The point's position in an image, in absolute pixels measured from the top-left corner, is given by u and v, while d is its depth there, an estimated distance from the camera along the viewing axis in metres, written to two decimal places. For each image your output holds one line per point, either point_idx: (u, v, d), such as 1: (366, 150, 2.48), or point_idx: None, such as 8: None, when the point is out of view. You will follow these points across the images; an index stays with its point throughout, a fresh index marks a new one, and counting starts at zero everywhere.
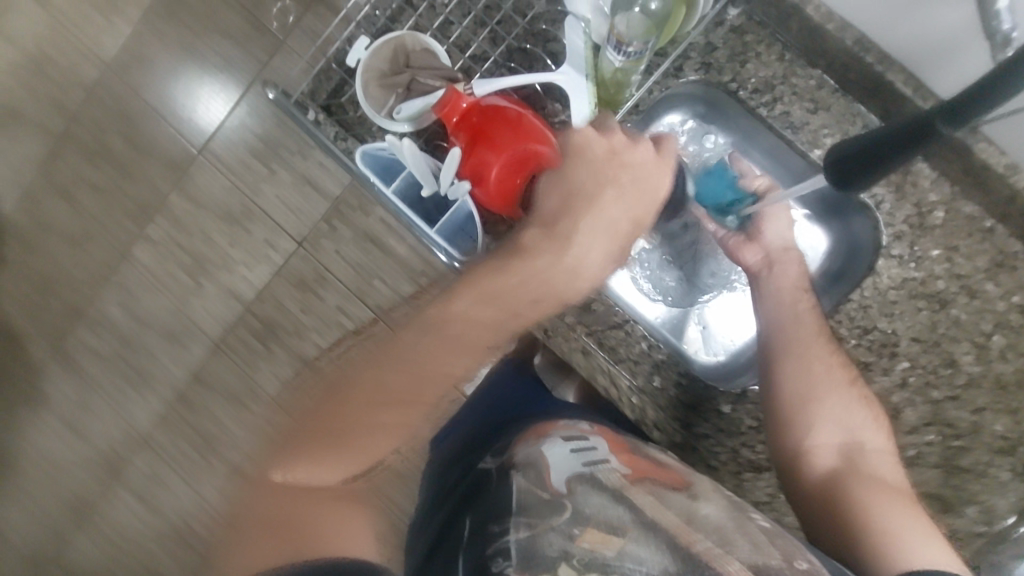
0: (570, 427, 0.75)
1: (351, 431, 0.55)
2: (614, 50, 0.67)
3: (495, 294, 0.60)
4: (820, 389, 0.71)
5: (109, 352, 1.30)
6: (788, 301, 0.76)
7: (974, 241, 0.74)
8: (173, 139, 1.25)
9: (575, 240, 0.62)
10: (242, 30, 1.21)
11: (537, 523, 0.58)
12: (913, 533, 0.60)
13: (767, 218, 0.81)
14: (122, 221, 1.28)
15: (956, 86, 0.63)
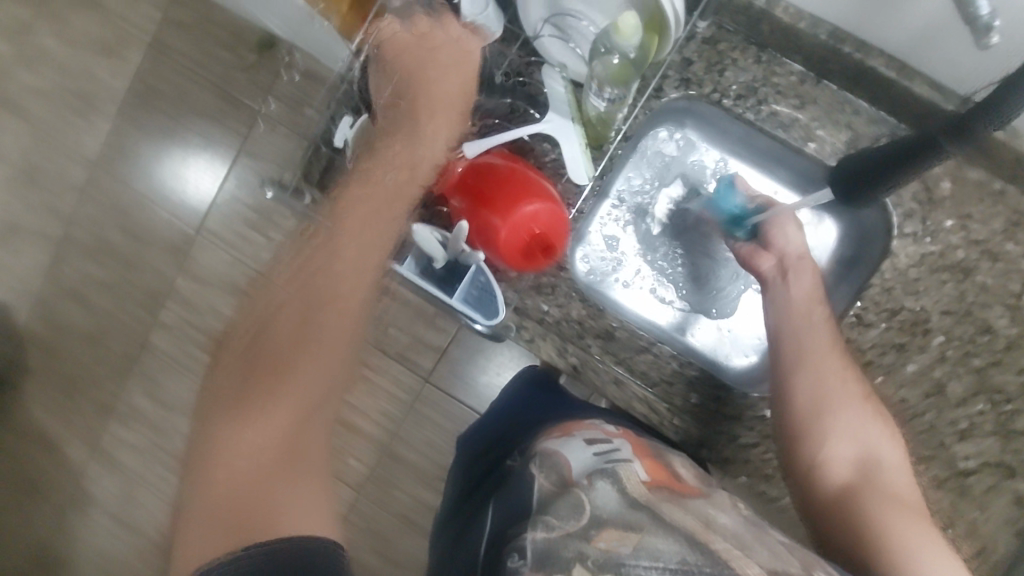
0: (595, 428, 0.77)
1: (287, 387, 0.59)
2: (596, 96, 0.69)
3: (378, 202, 0.72)
4: (833, 404, 0.71)
5: (142, 441, 1.32)
6: (802, 311, 0.73)
7: (987, 205, 0.74)
8: (170, 224, 1.27)
9: (423, 124, 0.76)
10: (217, 107, 1.23)
11: (557, 525, 0.55)
12: (931, 550, 0.61)
13: (781, 224, 0.76)
14: (134, 313, 1.30)
15: (938, 70, 0.68)
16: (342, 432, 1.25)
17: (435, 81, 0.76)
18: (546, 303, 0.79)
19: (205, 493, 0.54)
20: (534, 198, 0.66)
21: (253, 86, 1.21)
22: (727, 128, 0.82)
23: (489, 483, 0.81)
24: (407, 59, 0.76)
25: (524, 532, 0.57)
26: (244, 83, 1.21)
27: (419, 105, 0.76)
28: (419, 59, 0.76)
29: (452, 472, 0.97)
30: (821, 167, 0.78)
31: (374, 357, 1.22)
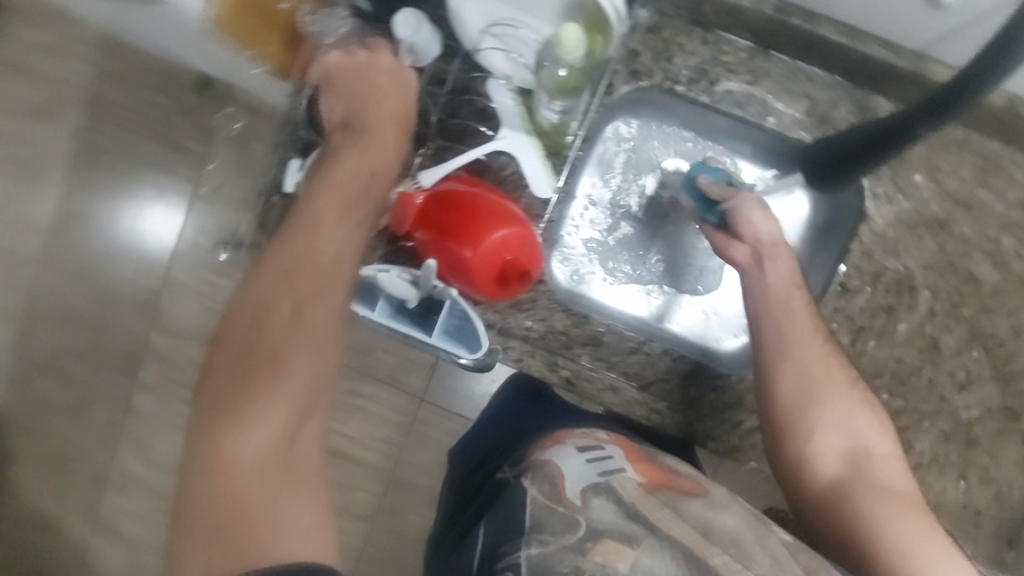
0: (587, 435, 0.69)
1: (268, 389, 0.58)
2: (548, 107, 0.68)
3: (334, 218, 0.66)
4: (820, 394, 0.68)
5: (142, 508, 1.26)
6: (781, 300, 0.70)
7: (953, 154, 0.74)
8: (133, 280, 1.21)
9: (374, 137, 0.71)
10: (164, 155, 1.18)
11: (549, 540, 0.51)
12: (932, 548, 0.57)
13: (748, 209, 0.72)
14: (110, 378, 1.24)
15: (888, 30, 0.67)
16: (344, 467, 1.21)
17: (381, 100, 0.73)
18: (528, 318, 0.78)
19: (201, 494, 0.54)
20: (504, 224, 0.64)
21: (199, 128, 1.16)
22: (683, 112, 0.80)
23: (482, 495, 0.76)
24: (349, 87, 0.74)
25: (517, 547, 0.53)
26: (188, 126, 1.16)
27: (364, 126, 0.72)
28: (359, 85, 0.73)
29: (447, 486, 0.93)
30: (785, 139, 0.76)
31: (366, 385, 1.18)
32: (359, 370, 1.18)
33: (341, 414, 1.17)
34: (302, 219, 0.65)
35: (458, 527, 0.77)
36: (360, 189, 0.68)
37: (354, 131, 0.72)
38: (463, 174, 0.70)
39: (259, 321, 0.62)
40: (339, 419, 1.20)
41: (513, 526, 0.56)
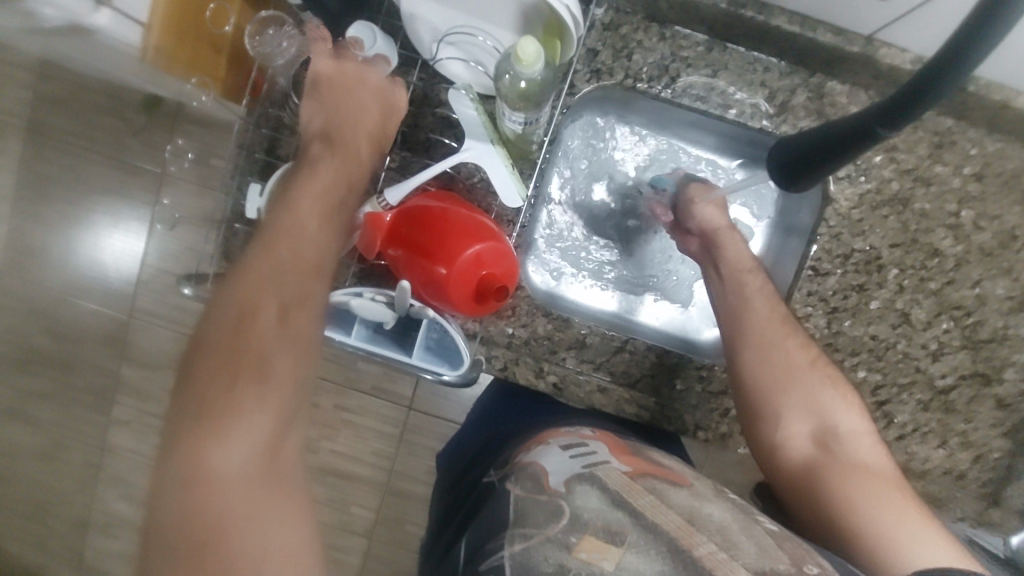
0: (571, 433, 0.69)
1: (237, 405, 0.50)
2: (510, 120, 0.64)
3: (302, 224, 0.58)
4: (782, 378, 0.68)
5: (133, 545, 1.25)
6: (733, 288, 0.72)
7: (909, 133, 0.75)
8: (98, 316, 1.17)
9: (353, 147, 0.65)
10: (117, 182, 1.13)
11: (533, 534, 0.52)
12: (905, 527, 0.56)
13: (698, 203, 0.76)
14: (83, 414, 1.21)
15: (838, 18, 0.67)
16: (339, 483, 1.22)
17: (355, 103, 0.66)
18: (510, 326, 0.78)
19: (170, 517, 0.46)
20: (476, 238, 0.63)
21: (150, 150, 1.11)
22: (646, 108, 0.81)
23: (467, 501, 0.73)
24: (323, 87, 0.66)
25: (500, 546, 0.53)
26: (139, 150, 1.11)
27: (339, 133, 0.65)
28: (333, 90, 0.66)
29: (434, 491, 0.91)
30: (747, 128, 0.77)
31: (353, 399, 1.17)
32: (345, 383, 1.18)
33: (328, 431, 1.19)
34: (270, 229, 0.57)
35: (444, 534, 0.74)
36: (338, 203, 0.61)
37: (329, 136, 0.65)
38: (434, 188, 0.70)
39: (228, 326, 0.53)
40: (328, 436, 1.18)
41: (496, 529, 0.56)
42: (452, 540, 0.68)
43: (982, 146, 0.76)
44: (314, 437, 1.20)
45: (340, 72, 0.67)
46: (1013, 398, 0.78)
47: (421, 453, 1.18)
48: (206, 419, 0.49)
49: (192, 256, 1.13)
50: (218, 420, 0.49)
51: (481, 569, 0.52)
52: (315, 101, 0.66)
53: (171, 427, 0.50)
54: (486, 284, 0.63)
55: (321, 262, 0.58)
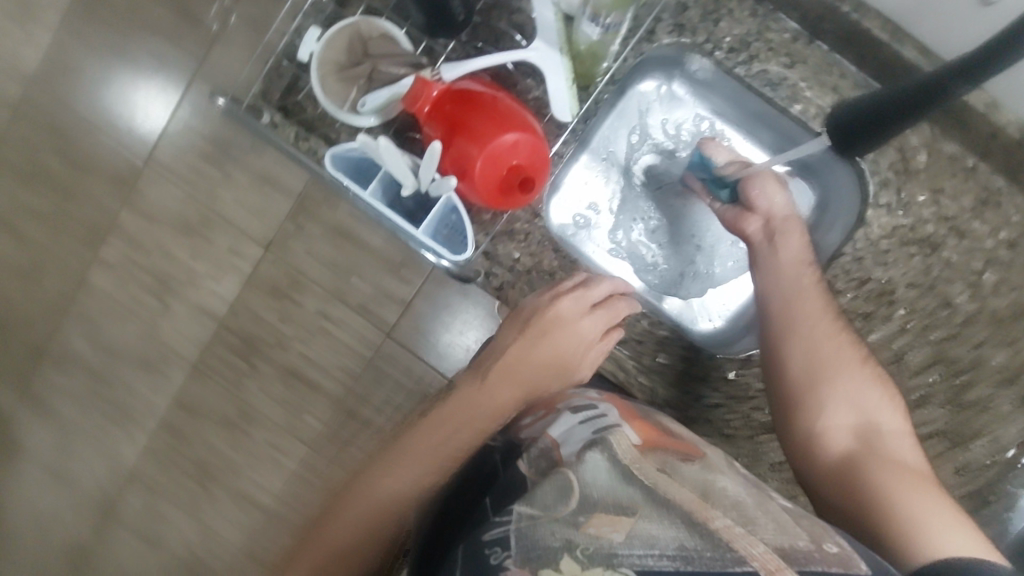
0: (581, 396, 0.71)
1: (357, 500, 0.70)
2: (590, 23, 0.66)
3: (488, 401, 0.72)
4: (829, 372, 0.69)
5: (82, 389, 1.40)
6: (791, 277, 0.72)
7: (959, 181, 0.75)
8: (116, 152, 1.29)
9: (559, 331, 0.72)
10: (172, 26, 1.23)
11: (540, 512, 0.50)
12: (941, 522, 0.58)
13: (761, 182, 0.74)
14: (76, 247, 1.34)
15: (931, 35, 0.66)
16: (297, 385, 1.33)
17: (568, 363, 0.73)
18: (518, 250, 0.77)
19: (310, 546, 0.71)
20: (509, 127, 0.62)
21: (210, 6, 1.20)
22: (715, 82, 0.79)
23: (473, 480, 0.69)
24: (557, 316, 0.71)
25: (506, 518, 0.52)
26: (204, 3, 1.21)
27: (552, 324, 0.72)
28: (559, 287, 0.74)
29: None
30: (806, 130, 0.76)
31: (336, 310, 1.29)
32: (333, 294, 1.29)
33: (306, 335, 1.30)
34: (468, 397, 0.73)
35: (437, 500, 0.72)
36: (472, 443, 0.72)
37: (523, 372, 0.72)
38: (487, 78, 0.68)
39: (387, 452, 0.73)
40: (301, 338, 1.31)
41: (508, 504, 0.55)
42: (453, 517, 0.66)
43: None
44: (289, 337, 1.32)
45: (586, 323, 0.72)
46: (974, 468, 0.78)
47: (383, 378, 1.30)
48: (341, 500, 0.72)
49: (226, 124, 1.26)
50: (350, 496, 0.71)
51: (484, 539, 0.52)
52: (542, 326, 0.72)
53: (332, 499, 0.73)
54: (513, 177, 0.63)
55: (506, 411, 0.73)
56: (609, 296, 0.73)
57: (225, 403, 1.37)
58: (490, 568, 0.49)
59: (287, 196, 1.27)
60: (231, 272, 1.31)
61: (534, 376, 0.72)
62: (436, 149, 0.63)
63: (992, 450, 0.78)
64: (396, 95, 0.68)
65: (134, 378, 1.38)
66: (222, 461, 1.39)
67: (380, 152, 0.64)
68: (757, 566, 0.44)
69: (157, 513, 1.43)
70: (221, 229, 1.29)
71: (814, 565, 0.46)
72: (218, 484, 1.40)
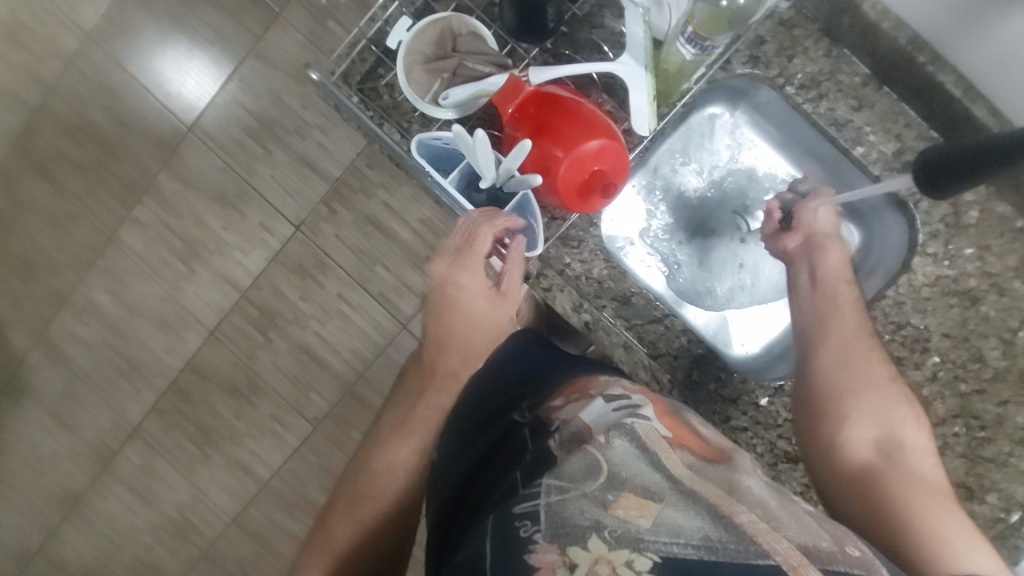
0: (611, 383, 0.69)
1: (349, 503, 0.76)
2: (686, 42, 0.67)
3: (422, 376, 0.85)
4: (857, 384, 0.72)
5: (96, 340, 1.42)
6: (827, 296, 0.75)
7: (1006, 240, 0.77)
8: (163, 115, 1.32)
9: (459, 288, 0.82)
10: (236, 3, 1.27)
11: (569, 487, 0.47)
12: (959, 534, 0.59)
13: (811, 207, 0.77)
14: (110, 203, 1.37)
15: (1003, 97, 0.68)
16: (311, 363, 1.36)
17: (488, 320, 0.84)
18: (570, 256, 0.80)
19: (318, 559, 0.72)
20: (596, 133, 0.66)
21: None
22: (778, 116, 0.81)
23: (492, 456, 0.68)
24: (455, 276, 0.81)
25: (536, 491, 0.49)
26: None
27: (446, 288, 0.82)
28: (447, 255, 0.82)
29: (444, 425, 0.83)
30: (863, 173, 0.78)
31: (357, 295, 1.32)
32: (356, 279, 1.32)
33: (326, 315, 1.33)
34: (412, 386, 0.84)
35: (456, 472, 0.72)
36: (431, 418, 0.82)
37: (456, 340, 0.84)
38: (570, 85, 0.71)
39: (361, 460, 0.80)
40: (318, 317, 1.33)
41: (537, 478, 0.51)
42: (475, 490, 0.64)
43: None
44: (307, 316, 1.34)
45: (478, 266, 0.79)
46: (985, 522, 0.79)
47: (394, 369, 1.33)
48: (331, 510, 0.77)
49: (272, 101, 1.28)
50: (339, 501, 0.77)
51: (514, 512, 0.48)
52: (448, 302, 0.83)
53: (324, 514, 0.77)
54: (599, 183, 0.67)
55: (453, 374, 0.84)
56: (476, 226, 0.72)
57: (235, 372, 1.39)
58: (518, 541, 0.45)
59: (324, 179, 1.29)
60: (260, 246, 1.33)
61: (464, 341, 0.84)
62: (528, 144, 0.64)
63: (1006, 505, 0.79)
64: (482, 92, 0.70)
65: (149, 337, 1.40)
66: (223, 429, 1.41)
67: (474, 145, 0.64)
68: (780, 561, 0.41)
69: (155, 472, 1.44)
70: (257, 203, 1.32)
71: (838, 565, 0.41)
72: (216, 450, 1.42)
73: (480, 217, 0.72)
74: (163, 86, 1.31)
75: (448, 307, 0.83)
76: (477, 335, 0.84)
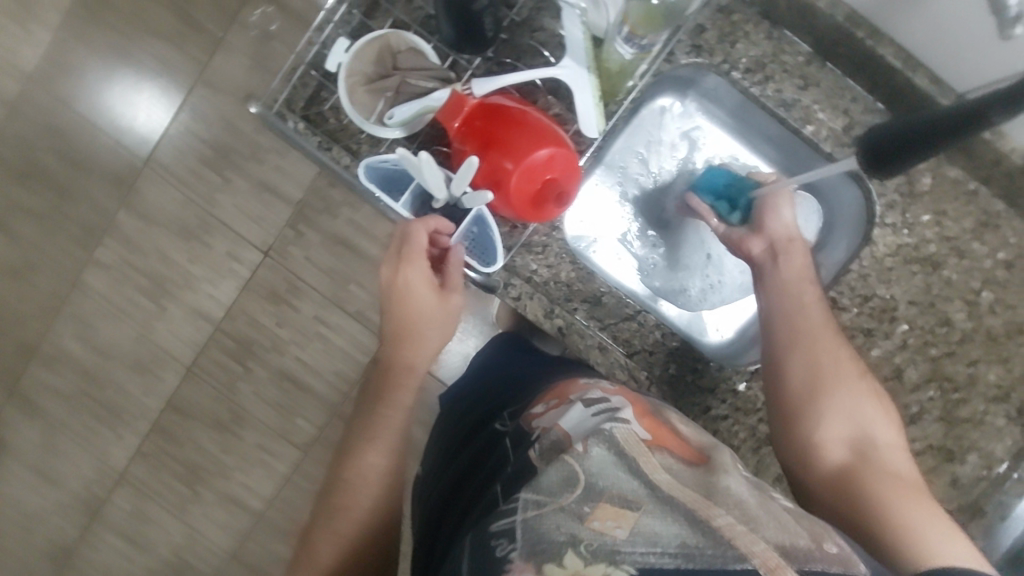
0: (591, 387, 0.66)
1: (323, 527, 0.70)
2: (625, 42, 0.68)
3: (381, 384, 0.75)
4: (828, 385, 0.70)
5: (71, 389, 1.38)
6: (794, 294, 0.73)
7: (960, 203, 0.78)
8: (116, 152, 1.28)
9: (406, 285, 0.70)
10: (178, 31, 1.24)
11: (546, 501, 0.46)
12: (937, 531, 0.60)
13: (772, 206, 0.75)
14: (70, 247, 1.33)
15: (941, 65, 0.70)
16: (293, 389, 1.33)
17: (441, 313, 0.72)
18: (535, 262, 0.79)
19: None
20: (542, 142, 0.65)
21: (220, 14, 1.22)
22: (727, 101, 0.82)
23: (469, 472, 0.66)
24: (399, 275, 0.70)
25: (513, 507, 0.47)
26: (211, 9, 1.22)
27: (391, 288, 0.71)
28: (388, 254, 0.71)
29: (433, 436, 0.84)
30: (816, 151, 0.79)
31: (334, 315, 1.30)
32: (331, 300, 1.30)
33: (305, 339, 1.31)
34: (370, 397, 0.75)
35: (437, 489, 0.70)
36: (395, 427, 0.74)
37: (409, 339, 0.72)
38: (515, 94, 0.71)
39: (328, 483, 0.73)
40: (296, 342, 1.31)
41: (515, 492, 0.50)
42: (452, 512, 0.62)
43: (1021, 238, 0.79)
44: (286, 341, 1.32)
45: (420, 263, 0.69)
46: (969, 481, 0.81)
47: None
48: (305, 538, 0.71)
49: (226, 128, 1.25)
50: (313, 528, 0.71)
51: (490, 531, 0.47)
52: (397, 301, 0.71)
53: (300, 543, 0.72)
54: (552, 192, 0.66)
55: (412, 369, 0.74)
56: (408, 227, 0.68)
57: (218, 406, 1.36)
58: (495, 562, 0.44)
59: (287, 203, 1.27)
60: (230, 276, 1.30)
61: (418, 338, 0.73)
62: (475, 161, 0.64)
63: (987, 463, 0.80)
64: (426, 109, 0.69)
65: (126, 380, 1.37)
66: (212, 464, 1.38)
67: (420, 167, 0.64)
68: (757, 563, 0.41)
69: (147, 516, 1.41)
70: (221, 233, 1.29)
71: (815, 565, 0.42)
72: (207, 487, 1.39)
73: (413, 220, 0.68)
74: (112, 122, 1.28)
75: (396, 307, 0.72)
76: (433, 333, 0.73)
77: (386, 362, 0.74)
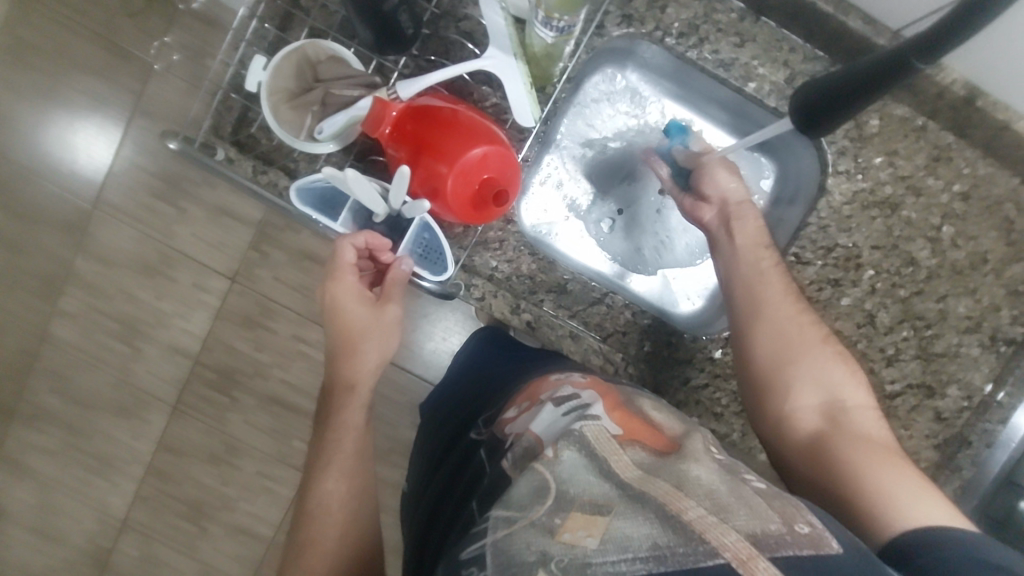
0: (561, 381, 0.65)
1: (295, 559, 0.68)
2: (543, 26, 0.64)
3: (330, 399, 0.74)
4: (794, 353, 0.70)
5: (57, 445, 1.35)
6: (753, 258, 0.72)
7: (911, 140, 0.78)
8: (61, 197, 1.23)
9: (337, 300, 0.70)
10: (104, 62, 1.18)
11: (516, 518, 0.46)
12: (910, 490, 0.59)
13: (711, 170, 0.75)
14: (31, 300, 1.28)
15: (873, 5, 0.68)
16: (283, 412, 1.31)
17: (373, 326, 0.71)
18: (495, 259, 0.77)
19: None
20: (476, 141, 0.64)
21: (145, 39, 1.17)
22: (667, 68, 0.80)
23: (449, 488, 0.65)
24: (328, 292, 0.70)
25: (485, 527, 0.48)
26: (135, 35, 1.17)
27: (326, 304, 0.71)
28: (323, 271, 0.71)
29: (416, 446, 0.83)
30: (759, 106, 0.77)
31: (312, 331, 1.27)
32: (307, 316, 1.27)
33: (286, 359, 1.29)
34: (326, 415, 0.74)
35: (421, 505, 0.69)
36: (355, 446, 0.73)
37: (344, 352, 0.72)
38: (443, 91, 0.69)
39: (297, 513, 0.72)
40: (278, 363, 1.29)
41: (488, 510, 0.50)
42: (434, 533, 0.61)
43: (975, 168, 0.78)
44: (267, 364, 1.30)
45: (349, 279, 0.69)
46: (952, 413, 0.81)
47: None
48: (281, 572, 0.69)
49: (171, 158, 1.21)
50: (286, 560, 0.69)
51: (462, 558, 0.47)
52: (332, 316, 0.71)
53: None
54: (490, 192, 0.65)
55: (355, 384, 0.73)
56: (336, 244, 0.67)
57: (209, 440, 1.33)
58: None
59: (246, 225, 1.23)
60: (200, 307, 1.27)
61: (354, 352, 0.72)
62: (406, 171, 0.63)
63: (967, 393, 0.81)
64: (354, 118, 0.66)
65: (112, 427, 1.34)
66: (212, 498, 1.36)
67: (348, 183, 0.63)
68: (729, 558, 0.41)
69: (156, 559, 1.39)
70: (184, 266, 1.25)
71: (787, 550, 0.42)
72: (212, 520, 1.37)
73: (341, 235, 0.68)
74: (50, 164, 1.22)
75: (332, 322, 0.71)
76: (370, 346, 0.72)
77: (332, 377, 0.74)
